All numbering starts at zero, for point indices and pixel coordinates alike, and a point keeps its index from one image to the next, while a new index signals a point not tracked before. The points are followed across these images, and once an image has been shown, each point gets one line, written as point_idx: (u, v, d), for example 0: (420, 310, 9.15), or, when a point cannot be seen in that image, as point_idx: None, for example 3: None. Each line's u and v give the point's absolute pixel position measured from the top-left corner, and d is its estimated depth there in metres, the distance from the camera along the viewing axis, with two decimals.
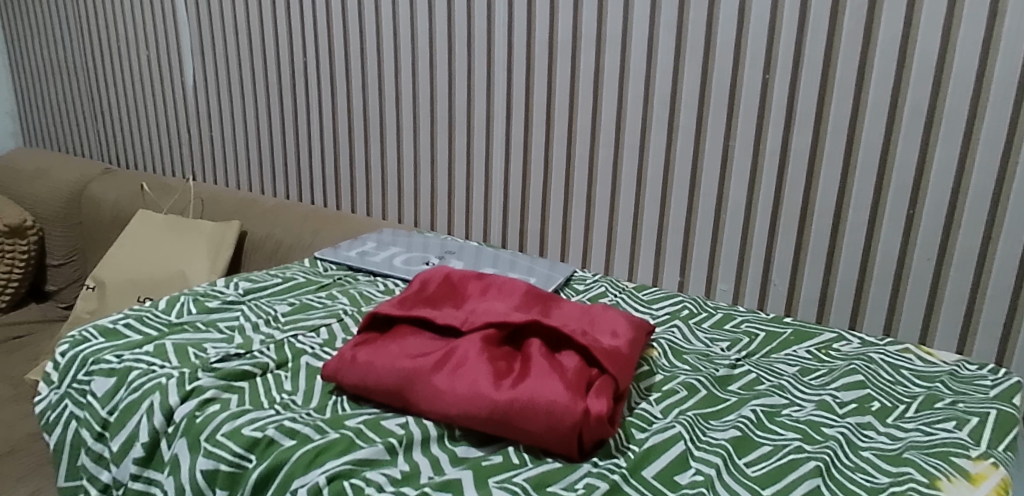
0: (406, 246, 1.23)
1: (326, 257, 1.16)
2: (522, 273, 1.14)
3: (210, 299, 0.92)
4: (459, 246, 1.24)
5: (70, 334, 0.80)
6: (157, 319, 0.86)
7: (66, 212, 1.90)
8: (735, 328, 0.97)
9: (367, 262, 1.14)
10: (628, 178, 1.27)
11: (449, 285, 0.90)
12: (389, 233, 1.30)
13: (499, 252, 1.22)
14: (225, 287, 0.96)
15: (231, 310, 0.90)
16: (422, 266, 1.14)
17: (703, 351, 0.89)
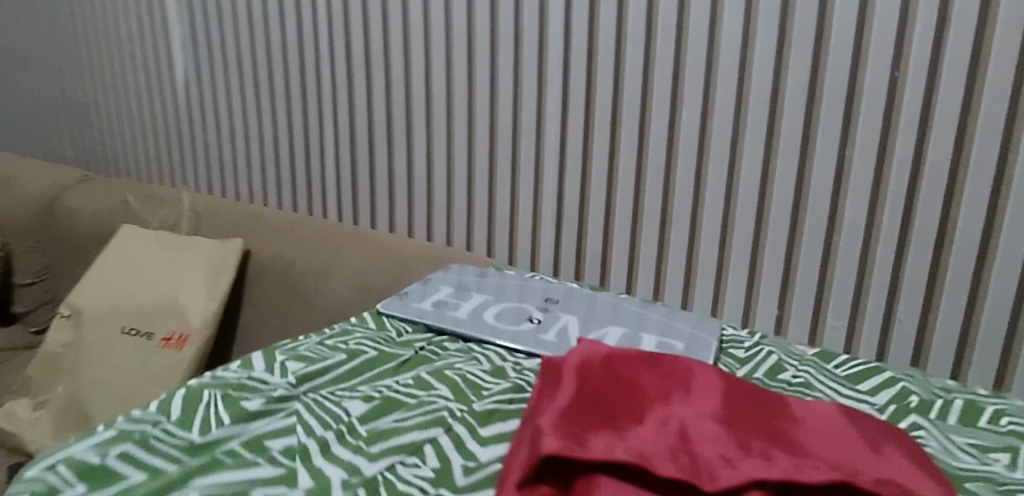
0: (493, 293, 0.93)
1: (393, 312, 0.85)
2: (660, 337, 0.84)
3: (249, 398, 0.63)
4: (559, 291, 0.95)
5: (28, 477, 0.51)
6: (173, 442, 0.57)
7: (36, 224, 1.56)
8: (999, 428, 0.66)
9: (451, 321, 0.84)
10: (709, 202, 0.95)
11: (617, 377, 0.60)
12: (458, 270, 1.01)
13: (613, 300, 0.93)
14: (270, 375, 0.67)
15: (284, 418, 0.61)
16: (524, 327, 0.84)
17: (990, 475, 0.57)
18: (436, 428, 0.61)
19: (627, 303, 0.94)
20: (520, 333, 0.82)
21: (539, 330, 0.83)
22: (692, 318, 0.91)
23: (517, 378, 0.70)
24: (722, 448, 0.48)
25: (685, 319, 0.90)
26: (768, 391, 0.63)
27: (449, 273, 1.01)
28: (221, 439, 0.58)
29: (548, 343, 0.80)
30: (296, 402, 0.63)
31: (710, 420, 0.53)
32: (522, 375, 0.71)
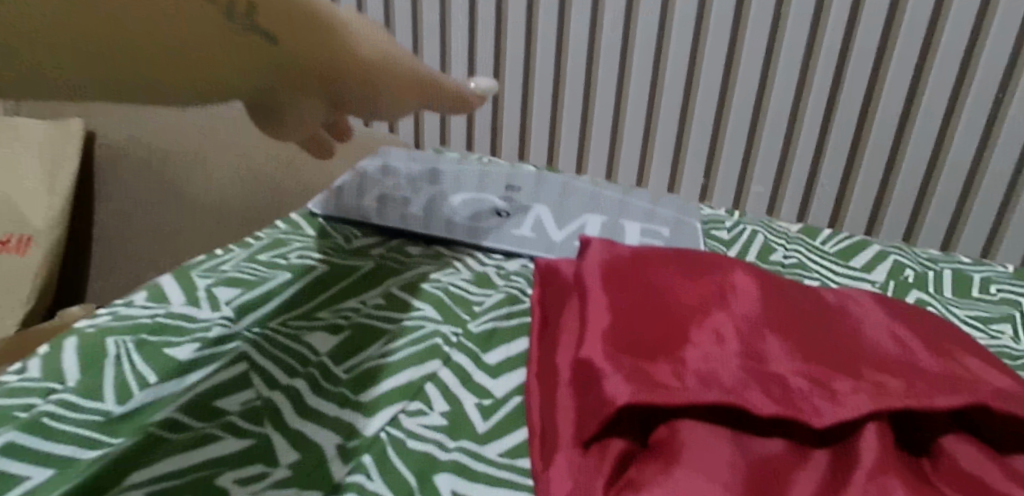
0: (445, 182, 0.79)
1: (332, 214, 0.69)
2: (641, 224, 0.76)
3: (175, 345, 0.47)
4: (520, 177, 0.83)
5: None
6: (74, 414, 0.41)
7: None
8: (990, 297, 0.68)
9: (407, 221, 0.69)
10: (674, 63, 0.92)
11: (643, 289, 0.51)
12: (396, 155, 0.86)
13: (580, 183, 0.83)
14: (197, 309, 0.51)
15: (229, 365, 0.46)
16: (493, 222, 0.72)
17: (1006, 350, 0.59)
18: (433, 360, 0.49)
19: (596, 186, 0.84)
20: (491, 230, 0.70)
21: (512, 225, 0.71)
22: (665, 199, 0.83)
23: (508, 290, 0.59)
24: (804, 365, 0.42)
25: (659, 202, 0.82)
26: (791, 281, 0.58)
27: (386, 157, 0.84)
28: (146, 403, 0.43)
29: (524, 239, 0.69)
30: (240, 343, 0.48)
31: (767, 328, 0.47)
32: (512, 285, 0.60)
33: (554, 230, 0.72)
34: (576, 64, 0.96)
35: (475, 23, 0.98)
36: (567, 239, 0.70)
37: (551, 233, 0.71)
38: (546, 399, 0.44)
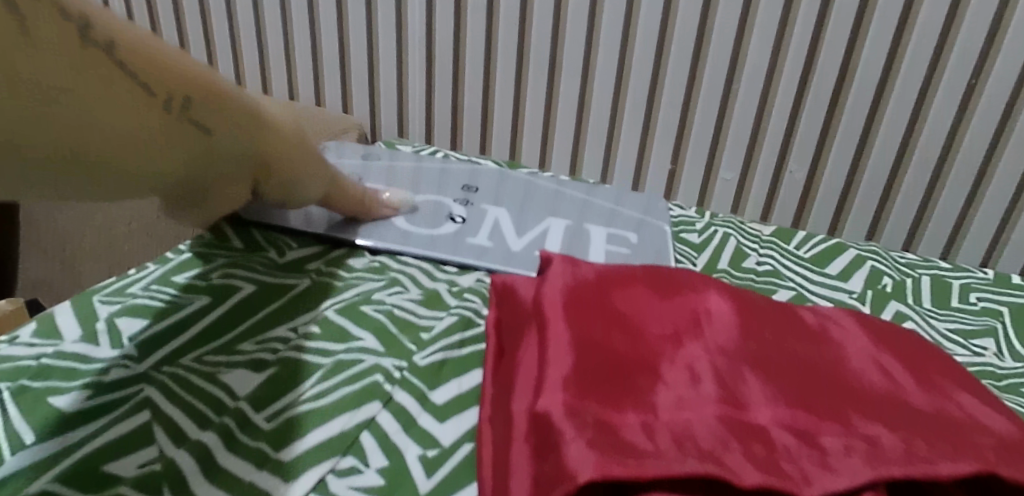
0: (397, 184, 0.73)
1: (267, 220, 0.62)
2: (608, 229, 0.70)
3: (62, 391, 0.40)
4: (478, 174, 0.77)
5: None
6: None
7: None
8: (971, 307, 0.64)
9: (352, 231, 0.63)
10: (639, 52, 0.86)
11: (610, 316, 0.45)
12: (343, 151, 0.78)
13: (542, 181, 0.77)
14: (94, 345, 0.44)
15: (127, 415, 0.39)
16: (448, 229, 0.65)
17: (989, 368, 0.56)
18: (371, 402, 0.43)
19: (560, 183, 0.78)
20: (445, 239, 0.64)
21: (468, 233, 0.65)
22: (633, 198, 0.78)
23: (461, 311, 0.53)
24: (788, 412, 0.37)
25: (627, 201, 0.77)
26: (768, 298, 0.54)
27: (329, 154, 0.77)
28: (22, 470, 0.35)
29: (481, 250, 0.63)
30: (145, 385, 0.41)
31: (746, 364, 0.42)
32: (464, 305, 0.54)
33: (514, 239, 0.66)
34: (538, 48, 0.89)
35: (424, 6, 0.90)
36: (528, 249, 0.64)
37: (511, 244, 0.65)
38: (500, 454, 0.38)
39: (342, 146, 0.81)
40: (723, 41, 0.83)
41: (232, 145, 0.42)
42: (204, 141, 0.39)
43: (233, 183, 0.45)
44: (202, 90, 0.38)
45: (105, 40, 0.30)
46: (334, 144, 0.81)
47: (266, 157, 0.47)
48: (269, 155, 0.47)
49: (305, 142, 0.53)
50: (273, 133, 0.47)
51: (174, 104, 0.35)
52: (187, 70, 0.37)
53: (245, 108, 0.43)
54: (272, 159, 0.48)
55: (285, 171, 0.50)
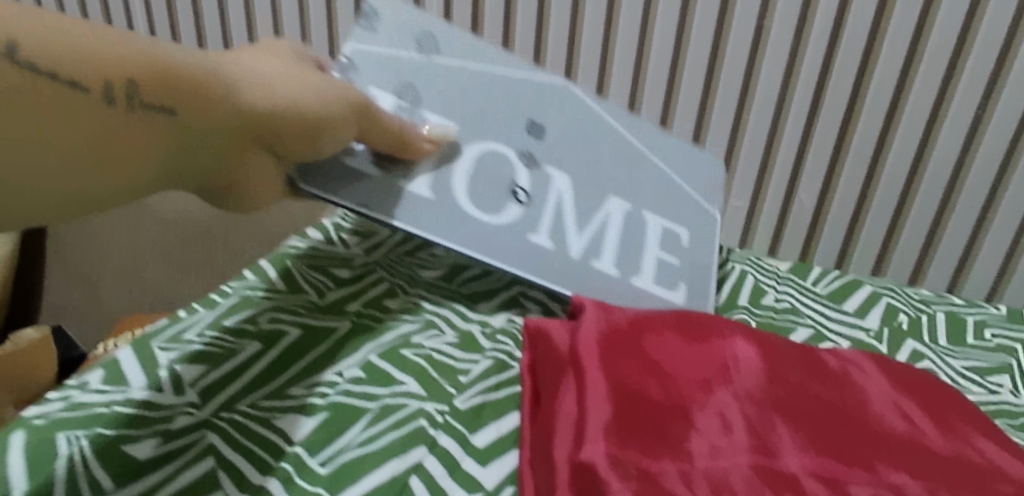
0: (453, 117, 0.57)
1: (320, 192, 0.47)
2: (665, 222, 0.66)
3: (132, 439, 0.42)
4: (542, 96, 0.63)
5: None
6: None
7: None
8: (986, 344, 0.66)
9: (411, 208, 0.52)
10: (648, 101, 0.88)
11: (641, 364, 0.47)
12: (396, 34, 0.58)
13: (609, 108, 0.67)
14: (159, 392, 0.46)
15: (195, 463, 0.42)
16: (508, 216, 0.57)
17: (1005, 407, 0.58)
18: (418, 448, 0.45)
19: (628, 121, 0.68)
20: (505, 230, 0.56)
21: (530, 222, 0.58)
22: (705, 172, 0.71)
23: (495, 355, 0.55)
24: (814, 461, 0.40)
25: (683, 152, 0.70)
26: (789, 339, 0.57)
27: (376, 38, 0.57)
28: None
29: (539, 253, 0.57)
30: (207, 433, 0.44)
31: (773, 412, 0.44)
32: (497, 348, 0.57)
33: (575, 235, 0.60)
34: None
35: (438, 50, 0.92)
36: (584, 257, 0.60)
37: (570, 242, 0.59)
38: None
39: (394, 7, 0.59)
40: (731, 85, 0.85)
41: (177, 107, 0.32)
42: (117, 114, 0.29)
43: (215, 155, 0.36)
44: (74, 44, 0.28)
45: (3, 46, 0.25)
46: (379, 2, 0.58)
47: (244, 117, 0.36)
48: (246, 116, 0.36)
49: (304, 90, 0.40)
50: (241, 85, 0.36)
51: (28, 63, 0.25)
52: (45, 27, 0.27)
53: (189, 59, 0.33)
54: (264, 115, 0.37)
55: (285, 127, 0.39)
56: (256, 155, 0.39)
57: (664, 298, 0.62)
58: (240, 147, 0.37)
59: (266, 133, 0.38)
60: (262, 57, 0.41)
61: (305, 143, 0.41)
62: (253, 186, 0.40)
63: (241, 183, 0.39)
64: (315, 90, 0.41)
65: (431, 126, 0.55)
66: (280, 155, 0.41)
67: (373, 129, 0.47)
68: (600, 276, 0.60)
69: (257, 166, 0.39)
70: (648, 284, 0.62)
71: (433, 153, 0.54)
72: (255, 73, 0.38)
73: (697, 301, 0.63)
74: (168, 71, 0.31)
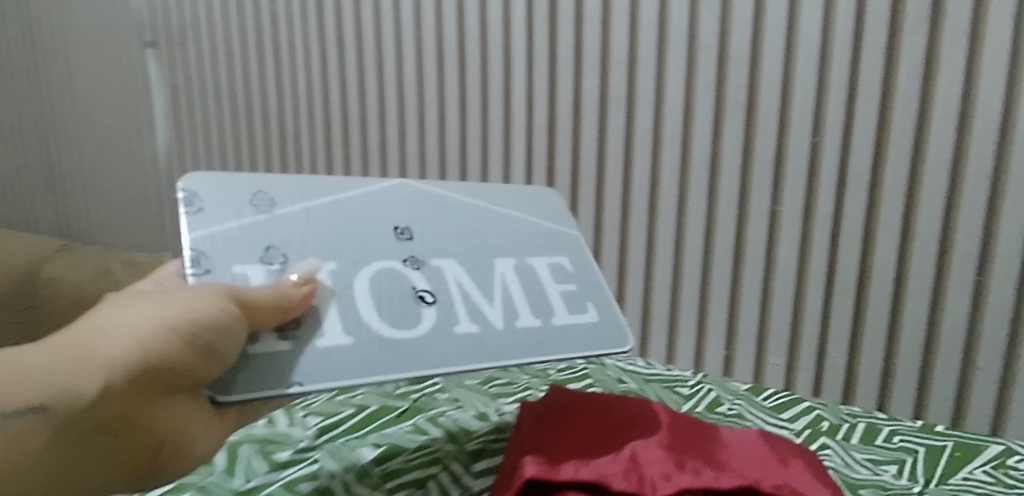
0: (328, 251, 0.51)
1: (243, 393, 0.42)
2: (545, 256, 0.60)
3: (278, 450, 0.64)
4: (385, 204, 0.57)
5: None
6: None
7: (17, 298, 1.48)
8: (891, 445, 0.75)
9: (334, 365, 0.46)
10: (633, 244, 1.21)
11: (569, 423, 0.61)
12: (220, 202, 0.50)
13: (443, 187, 0.62)
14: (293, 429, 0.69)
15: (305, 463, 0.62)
16: (428, 322, 0.50)
17: (879, 483, 0.66)
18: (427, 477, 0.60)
19: (468, 191, 0.62)
20: (427, 335, 0.50)
21: (449, 316, 0.51)
22: (540, 202, 0.66)
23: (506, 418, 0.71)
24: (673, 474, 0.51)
25: (525, 195, 0.66)
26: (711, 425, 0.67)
27: (204, 222, 0.48)
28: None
29: (473, 342, 0.51)
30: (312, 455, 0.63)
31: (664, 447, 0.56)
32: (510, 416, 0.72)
33: (488, 308, 0.53)
34: None
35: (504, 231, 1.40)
36: (507, 323, 0.53)
37: (490, 316, 0.53)
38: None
39: (204, 186, 0.50)
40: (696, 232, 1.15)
41: (39, 400, 0.31)
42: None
43: (112, 427, 0.34)
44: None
45: None
46: (195, 181, 0.50)
47: (123, 369, 0.34)
48: (121, 367, 0.34)
49: (184, 305, 0.38)
50: (90, 351, 0.34)
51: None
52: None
53: (40, 354, 0.34)
54: (160, 361, 0.36)
55: (171, 358, 0.36)
56: (162, 401, 0.37)
57: (586, 325, 0.56)
58: (129, 415, 0.34)
59: (150, 378, 0.36)
60: (131, 298, 0.39)
61: (204, 357, 0.39)
62: (175, 442, 0.37)
63: (159, 443, 0.36)
64: (198, 294, 0.40)
65: (304, 269, 0.48)
66: (183, 393, 0.38)
67: (261, 294, 0.43)
68: (530, 334, 0.53)
69: (171, 414, 0.37)
70: (566, 318, 0.56)
71: (327, 297, 0.49)
72: (116, 319, 0.37)
73: (608, 318, 0.58)
74: (19, 378, 0.32)
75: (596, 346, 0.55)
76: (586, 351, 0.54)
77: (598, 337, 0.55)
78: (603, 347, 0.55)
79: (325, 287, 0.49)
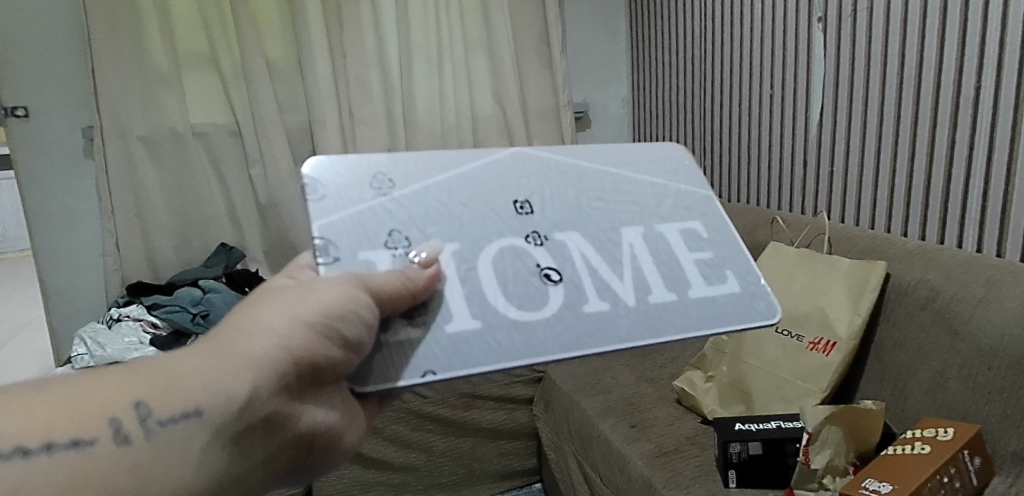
0: (450, 231, 0.52)
1: (380, 383, 0.46)
2: (676, 223, 0.60)
3: None
4: (506, 178, 0.57)
5: None
6: None
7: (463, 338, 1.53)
8: None
9: (462, 349, 0.47)
10: None
11: None
12: (341, 188, 0.52)
13: (567, 153, 0.61)
14: None
15: None
16: (556, 303, 0.51)
17: None
18: None
19: (593, 155, 0.62)
20: (556, 315, 0.50)
21: (577, 296, 0.52)
22: (680, 161, 0.65)
23: None
24: None
25: (652, 151, 0.65)
26: None
27: (340, 209, 0.51)
28: None
29: (605, 321, 0.51)
30: None
31: None
32: None
33: (618, 283, 0.53)
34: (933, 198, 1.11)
35: (878, 191, 1.23)
36: (640, 299, 0.53)
37: (621, 292, 0.53)
38: None
39: (326, 170, 0.53)
40: None
41: (195, 403, 0.40)
42: (136, 448, 0.38)
43: (265, 421, 0.43)
44: (80, 414, 0.38)
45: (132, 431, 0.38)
46: (316, 166, 0.53)
47: (265, 372, 0.43)
48: (262, 369, 0.43)
49: (317, 303, 0.47)
50: (262, 340, 0.44)
51: (44, 451, 0.35)
52: (74, 399, 0.39)
53: (194, 356, 0.42)
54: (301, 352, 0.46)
55: (303, 355, 0.46)
56: (296, 383, 0.46)
57: (727, 298, 0.55)
58: (274, 411, 0.44)
59: (290, 376, 0.45)
60: (270, 293, 0.49)
61: (342, 352, 0.47)
62: (320, 430, 0.50)
63: (304, 434, 0.48)
64: (329, 287, 0.48)
65: (428, 250, 0.51)
66: (327, 384, 0.50)
67: (381, 282, 0.47)
68: (665, 310, 0.52)
69: (310, 405, 0.49)
70: (704, 291, 0.55)
71: (450, 280, 0.50)
72: (257, 318, 0.45)
73: (751, 289, 0.56)
74: (178, 384, 0.40)
75: (739, 320, 0.54)
76: (729, 326, 0.53)
77: (740, 310, 0.54)
78: (748, 322, 0.54)
79: (447, 269, 0.51)
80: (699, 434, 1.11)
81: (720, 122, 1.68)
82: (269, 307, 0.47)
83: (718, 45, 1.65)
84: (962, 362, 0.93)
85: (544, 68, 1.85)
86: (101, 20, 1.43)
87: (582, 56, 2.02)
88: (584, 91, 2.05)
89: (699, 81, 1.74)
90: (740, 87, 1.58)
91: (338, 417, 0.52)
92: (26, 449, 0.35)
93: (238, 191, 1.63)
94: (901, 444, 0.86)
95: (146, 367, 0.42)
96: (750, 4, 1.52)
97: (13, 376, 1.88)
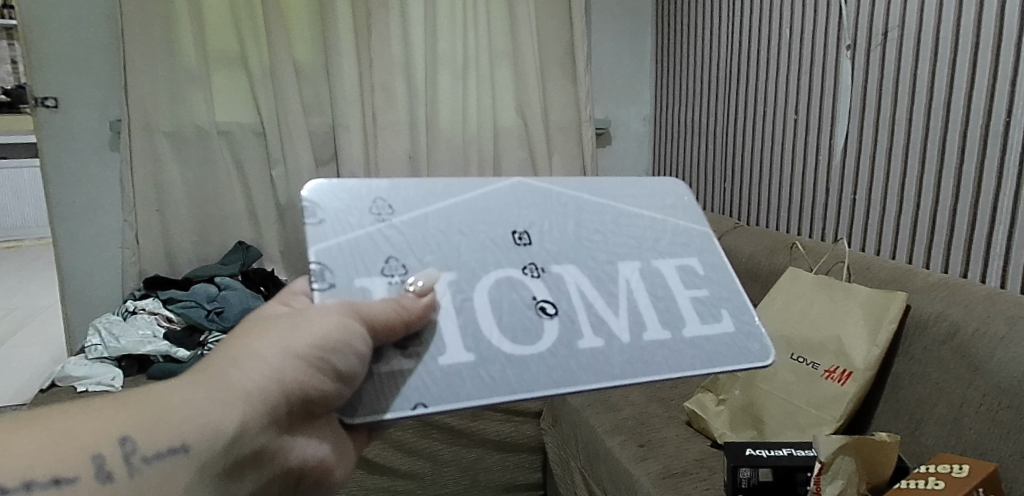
0: (447, 260, 0.52)
1: (368, 416, 0.46)
2: (673, 259, 0.59)
3: None
4: (505, 207, 0.57)
5: None
6: None
7: None
8: None
9: (453, 384, 0.47)
10: None
11: None
12: (340, 212, 0.52)
13: (567, 183, 0.61)
14: None
15: None
16: (550, 336, 0.50)
17: None
18: None
19: (595, 187, 0.61)
20: (550, 350, 0.50)
21: (572, 331, 0.51)
22: (679, 196, 0.64)
23: None
24: None
25: (652, 185, 0.64)
26: None
27: (338, 233, 0.51)
28: None
29: (598, 357, 0.50)
30: None
31: None
32: None
33: (614, 319, 0.53)
34: (958, 230, 1.09)
35: (900, 223, 1.20)
36: (635, 336, 0.52)
37: (616, 329, 0.52)
38: None
39: (325, 193, 0.53)
40: None
41: (180, 439, 0.41)
42: (118, 484, 0.39)
43: (251, 453, 0.45)
44: (65, 448, 0.38)
45: (113, 469, 0.39)
46: (315, 190, 0.52)
47: (254, 406, 0.44)
48: (250, 405, 0.44)
49: (310, 335, 0.48)
50: (251, 373, 0.45)
51: (23, 490, 0.36)
52: (59, 428, 0.39)
53: (183, 388, 0.43)
54: (292, 382, 0.47)
55: (293, 387, 0.47)
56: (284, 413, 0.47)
57: (722, 337, 0.54)
58: (261, 440, 0.45)
59: (280, 407, 0.46)
60: (263, 322, 0.49)
61: (335, 385, 0.48)
62: (312, 462, 0.51)
63: (286, 459, 0.48)
64: (324, 316, 0.48)
65: (425, 279, 0.50)
66: (320, 416, 0.52)
67: (375, 311, 0.47)
68: (659, 348, 0.52)
69: (301, 435, 0.50)
70: (699, 329, 0.54)
71: (445, 310, 0.50)
72: (249, 350, 0.46)
73: (746, 329, 0.55)
74: (163, 419, 0.41)
75: (735, 359, 0.53)
76: (724, 366, 0.52)
77: (734, 351, 0.53)
78: (741, 363, 0.53)
79: (443, 299, 0.50)
80: (708, 458, 1.09)
81: (741, 143, 1.66)
82: (260, 336, 0.47)
83: (744, 64, 1.63)
84: (982, 402, 0.90)
85: (567, 81, 1.84)
86: (135, 16, 1.46)
87: (606, 71, 2.01)
88: (606, 106, 2.04)
89: (723, 100, 1.72)
90: (763, 109, 1.56)
91: (329, 449, 0.53)
92: (7, 488, 0.36)
93: (259, 190, 1.65)
94: (913, 478, 0.83)
95: (132, 396, 0.43)
96: (777, 28, 1.51)
97: (27, 362, 1.92)
